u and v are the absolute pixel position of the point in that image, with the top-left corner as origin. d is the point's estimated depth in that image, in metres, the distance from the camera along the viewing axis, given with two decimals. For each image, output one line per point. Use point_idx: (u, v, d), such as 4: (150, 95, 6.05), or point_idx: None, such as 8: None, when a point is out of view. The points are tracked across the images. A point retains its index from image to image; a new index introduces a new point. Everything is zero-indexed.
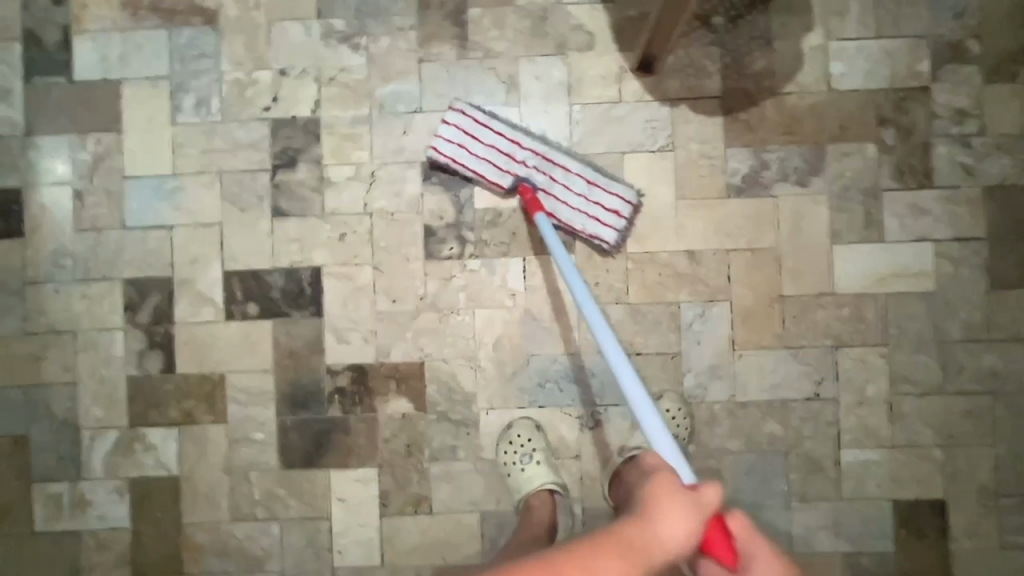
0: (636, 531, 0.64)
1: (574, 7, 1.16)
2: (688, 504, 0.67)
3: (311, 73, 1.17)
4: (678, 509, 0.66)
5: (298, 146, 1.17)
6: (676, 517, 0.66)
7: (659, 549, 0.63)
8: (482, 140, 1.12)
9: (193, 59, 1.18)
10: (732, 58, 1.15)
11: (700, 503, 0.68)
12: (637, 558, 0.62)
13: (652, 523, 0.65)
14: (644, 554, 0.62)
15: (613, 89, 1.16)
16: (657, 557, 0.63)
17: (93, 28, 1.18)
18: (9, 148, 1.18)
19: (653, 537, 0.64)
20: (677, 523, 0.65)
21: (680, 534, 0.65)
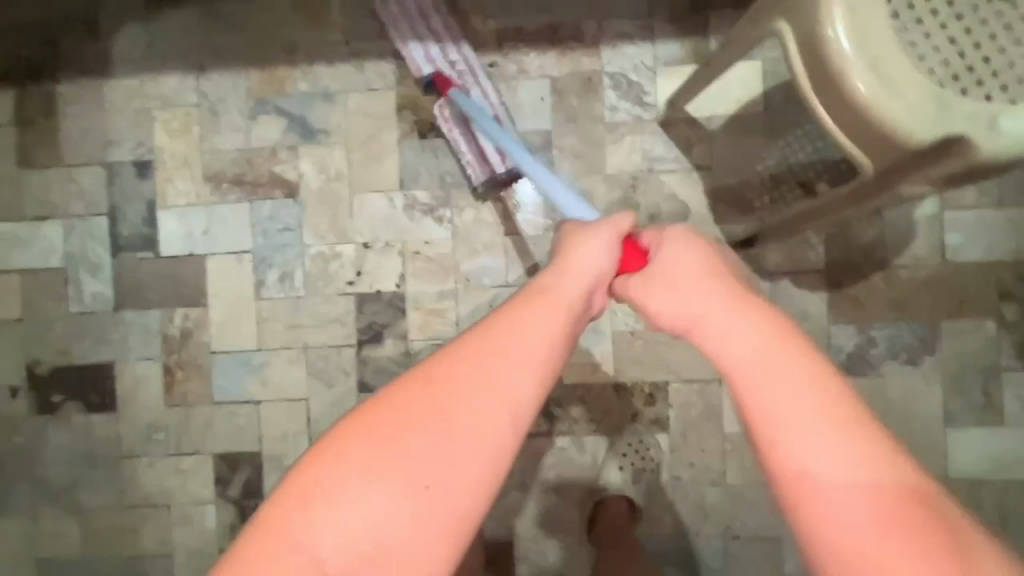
0: (540, 283, 0.52)
1: (667, 175, 1.10)
2: (598, 236, 0.57)
3: (396, 247, 1.15)
4: (588, 237, 0.57)
5: (383, 320, 1.15)
6: (592, 245, 0.55)
7: (572, 283, 0.53)
8: (431, 22, 1.12)
9: (276, 232, 1.16)
10: (839, 229, 1.08)
11: (611, 239, 0.57)
12: (548, 299, 0.50)
13: (563, 264, 0.55)
14: (545, 301, 0.50)
15: None
16: (569, 302, 0.50)
17: (179, 202, 1.18)
18: (100, 322, 1.20)
19: (563, 271, 0.54)
20: (594, 248, 0.55)
21: (592, 254, 0.55)
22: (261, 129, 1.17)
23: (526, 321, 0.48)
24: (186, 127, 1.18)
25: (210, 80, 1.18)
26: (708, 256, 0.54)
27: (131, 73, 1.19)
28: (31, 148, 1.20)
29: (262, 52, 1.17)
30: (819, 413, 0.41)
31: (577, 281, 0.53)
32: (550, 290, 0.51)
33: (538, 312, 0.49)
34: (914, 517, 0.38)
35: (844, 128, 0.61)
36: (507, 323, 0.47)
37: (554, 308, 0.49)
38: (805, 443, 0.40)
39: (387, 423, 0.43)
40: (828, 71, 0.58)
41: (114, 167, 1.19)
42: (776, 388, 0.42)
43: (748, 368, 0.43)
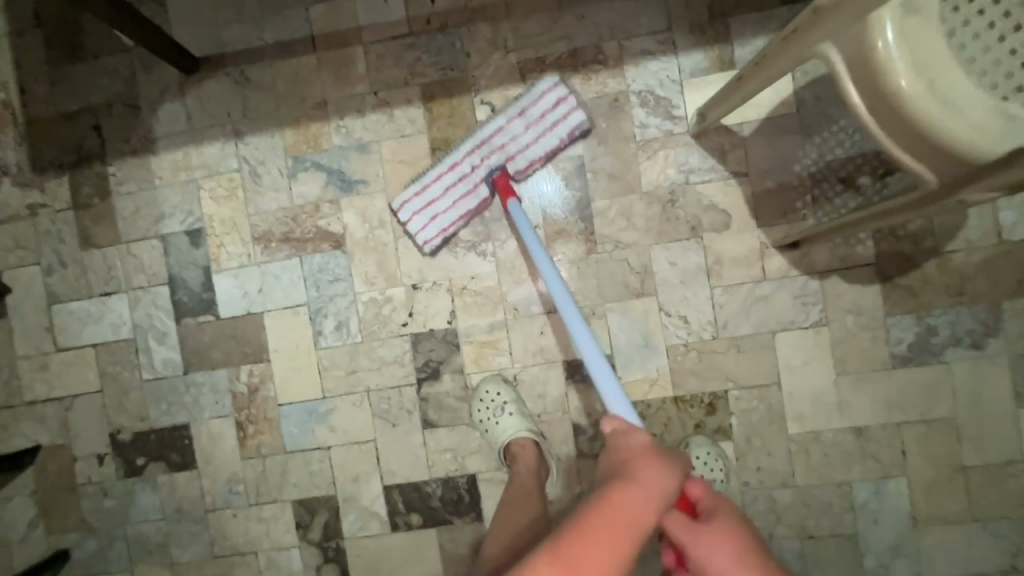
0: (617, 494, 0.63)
1: (704, 185, 1.11)
2: (656, 461, 0.68)
3: (444, 284, 1.18)
4: (650, 463, 0.67)
5: (439, 357, 1.19)
6: (653, 473, 0.66)
7: (638, 506, 0.62)
8: (442, 198, 1.13)
9: (328, 284, 1.21)
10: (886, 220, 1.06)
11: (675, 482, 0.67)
12: (624, 520, 0.60)
13: (628, 478, 0.65)
14: (627, 518, 0.61)
15: (756, 266, 1.10)
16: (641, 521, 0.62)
17: (232, 265, 1.23)
18: (173, 386, 1.26)
19: (632, 483, 0.64)
20: (656, 473, 0.66)
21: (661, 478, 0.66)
22: (302, 186, 1.21)
23: (614, 534, 0.59)
24: (231, 192, 1.23)
25: (248, 144, 1.22)
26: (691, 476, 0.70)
27: (175, 148, 1.24)
28: (91, 229, 1.27)
29: (295, 112, 1.21)
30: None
31: (641, 490, 0.64)
32: (627, 506, 0.62)
33: (623, 537, 0.59)
34: None
35: (904, 147, 0.62)
36: (595, 546, 0.58)
37: (631, 529, 0.60)
38: None
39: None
40: (888, 96, 0.59)
41: (168, 238, 1.25)
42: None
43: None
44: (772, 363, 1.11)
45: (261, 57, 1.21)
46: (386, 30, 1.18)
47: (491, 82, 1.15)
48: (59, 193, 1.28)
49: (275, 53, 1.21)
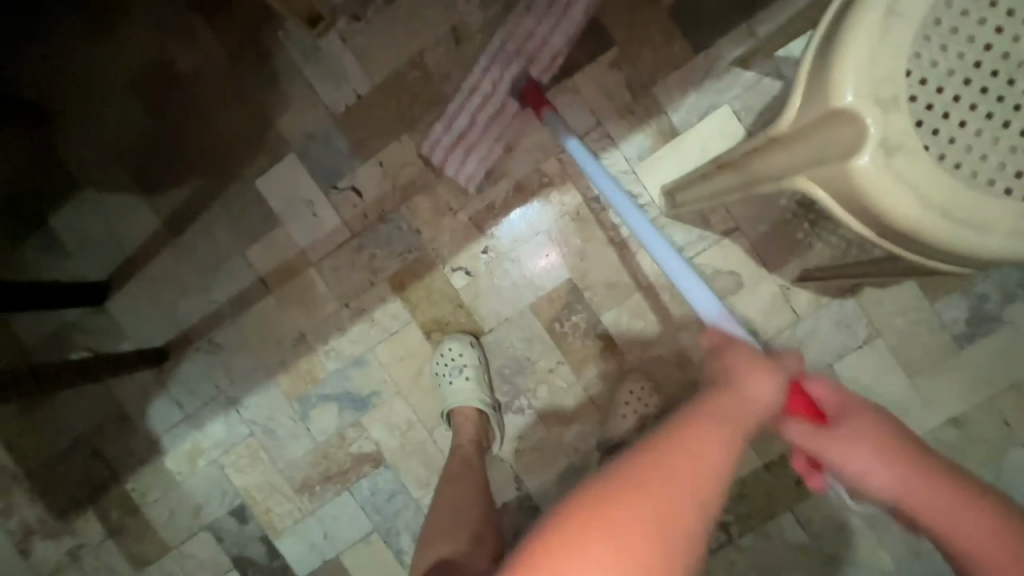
0: (710, 405, 0.51)
1: (700, 256, 1.07)
2: (764, 366, 0.55)
3: (497, 454, 1.14)
4: (762, 364, 0.55)
5: (525, 526, 1.14)
6: (761, 372, 0.54)
7: (738, 408, 0.51)
8: (460, 122, 1.07)
9: (386, 503, 1.16)
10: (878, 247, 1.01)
11: (865, 429, 0.53)
12: (729, 428, 0.49)
13: (726, 396, 0.52)
14: (737, 423, 0.50)
15: (787, 310, 1.06)
16: (751, 424, 0.51)
17: (288, 524, 1.19)
18: None
19: (739, 399, 0.52)
20: (768, 378, 0.54)
21: (751, 395, 0.52)
22: (319, 422, 1.16)
23: (707, 436, 0.48)
24: (253, 458, 1.18)
25: (249, 406, 1.17)
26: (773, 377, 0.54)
27: (180, 439, 1.19)
28: (136, 548, 1.22)
29: (278, 355, 1.16)
30: (916, 496, 0.50)
31: (756, 408, 0.52)
32: (725, 409, 0.51)
33: (716, 441, 0.48)
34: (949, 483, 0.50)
35: (904, 248, 0.56)
36: (681, 464, 0.46)
37: (733, 436, 0.49)
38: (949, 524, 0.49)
39: (622, 519, 0.43)
40: (878, 214, 0.53)
41: (215, 524, 1.20)
42: (915, 492, 0.50)
43: (888, 484, 0.51)
44: None
45: (222, 319, 1.16)
46: (330, 241, 1.13)
47: (452, 247, 1.11)
48: (90, 529, 1.23)
49: (233, 309, 1.16)
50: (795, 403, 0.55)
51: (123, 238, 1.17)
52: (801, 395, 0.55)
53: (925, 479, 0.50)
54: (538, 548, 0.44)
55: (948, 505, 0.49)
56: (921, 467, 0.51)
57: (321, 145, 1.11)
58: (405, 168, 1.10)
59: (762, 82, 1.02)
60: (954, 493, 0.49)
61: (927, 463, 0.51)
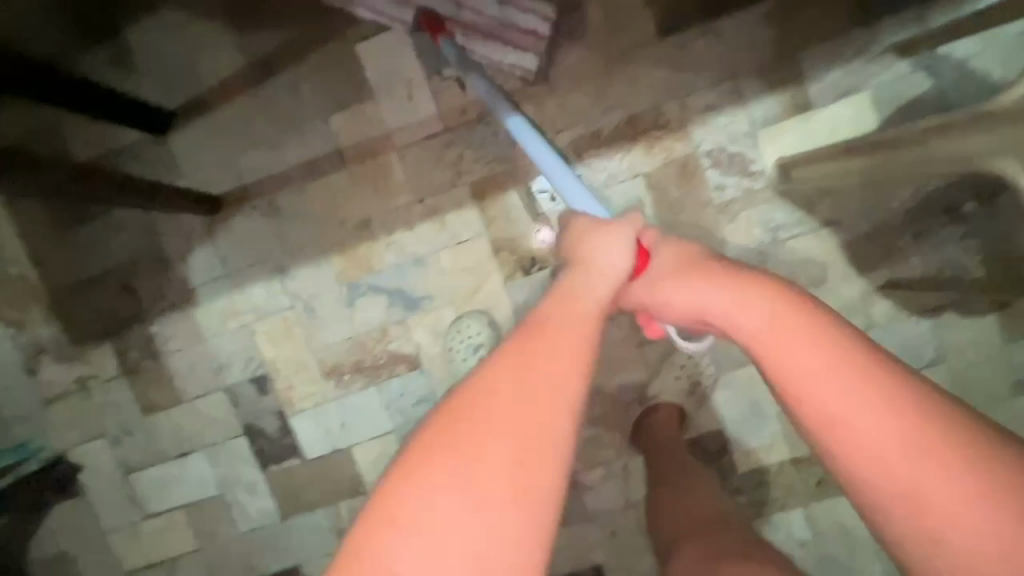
0: (568, 280, 0.52)
1: (794, 240, 1.03)
2: (618, 231, 0.56)
3: None
4: (602, 231, 0.56)
5: None
6: (607, 243, 0.55)
7: (598, 280, 0.52)
8: None
9: (412, 407, 1.15)
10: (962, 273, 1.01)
11: (711, 279, 0.52)
12: (570, 312, 0.48)
13: (594, 263, 0.53)
14: (574, 300, 0.49)
15: (863, 316, 1.04)
16: (596, 303, 0.50)
17: (307, 406, 1.17)
18: (274, 533, 1.22)
19: (589, 267, 0.53)
20: (615, 249, 0.54)
21: (602, 260, 0.53)
22: (363, 312, 1.12)
23: (552, 344, 0.45)
24: (288, 332, 1.15)
25: (296, 278, 1.13)
26: (616, 233, 0.55)
27: (217, 295, 1.15)
28: (148, 393, 1.20)
29: (338, 235, 1.11)
30: (835, 367, 0.44)
31: (606, 274, 0.52)
32: (574, 292, 0.50)
33: (545, 343, 0.45)
34: (874, 370, 0.43)
35: None
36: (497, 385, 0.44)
37: (574, 324, 0.47)
38: (865, 414, 0.42)
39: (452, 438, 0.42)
40: None
41: (233, 388, 1.18)
42: (853, 410, 0.42)
43: (774, 337, 0.46)
44: None
45: (287, 182, 1.10)
46: (419, 129, 1.07)
47: None
48: (104, 363, 1.20)
49: (302, 174, 1.10)
50: (637, 262, 0.56)
51: (199, 71, 1.08)
52: (642, 256, 0.57)
53: (860, 379, 0.43)
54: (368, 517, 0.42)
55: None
56: (905, 394, 0.42)
57: None
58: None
59: (913, 75, 0.97)
60: (916, 399, 0.42)
61: (836, 339, 0.45)
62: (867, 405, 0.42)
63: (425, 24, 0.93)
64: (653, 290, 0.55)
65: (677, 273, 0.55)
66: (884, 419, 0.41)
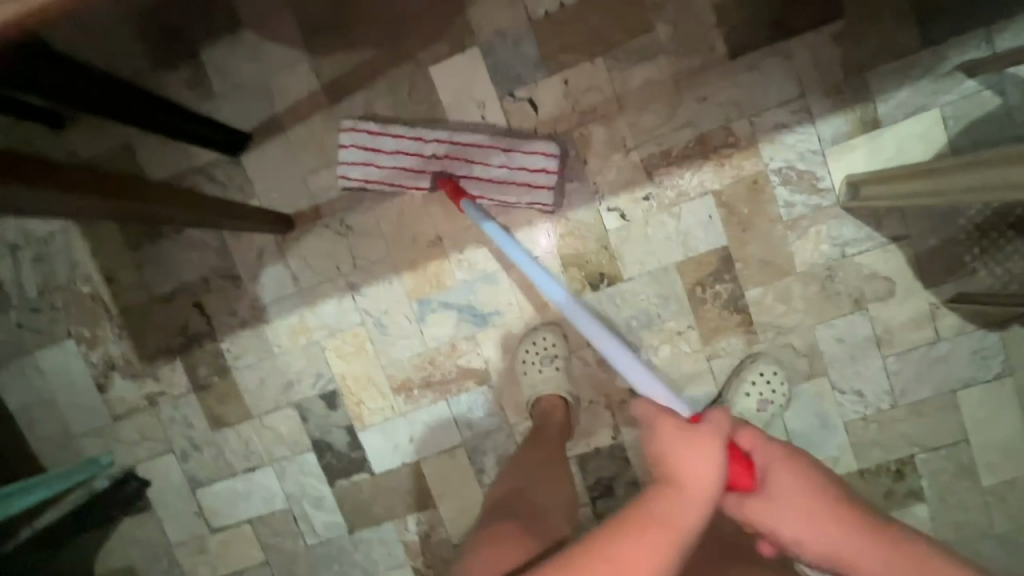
0: (659, 499, 0.55)
1: (862, 255, 1.05)
2: (709, 445, 0.54)
3: (601, 401, 1.14)
4: (693, 449, 0.54)
5: (610, 474, 1.16)
6: (705, 459, 0.54)
7: (695, 501, 0.54)
8: None
9: (480, 421, 1.17)
10: None
11: (778, 450, 0.60)
12: (666, 531, 0.53)
13: (683, 484, 0.54)
14: (669, 527, 0.53)
15: (929, 329, 1.06)
16: (684, 526, 0.53)
17: (377, 420, 1.18)
18: (341, 547, 1.24)
19: (681, 493, 0.54)
20: (711, 465, 0.54)
21: (697, 486, 0.54)
22: (433, 328, 1.14)
23: (640, 547, 0.53)
24: (358, 348, 1.16)
25: (367, 295, 1.15)
26: (715, 451, 0.54)
27: (287, 312, 1.17)
28: (217, 409, 1.22)
29: (409, 253, 1.13)
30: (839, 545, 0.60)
31: (709, 483, 0.54)
32: (665, 517, 0.54)
33: (646, 548, 0.53)
34: (870, 525, 0.60)
35: None
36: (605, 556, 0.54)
37: (668, 533, 0.53)
38: (863, 551, 0.59)
39: None
40: None
41: (302, 404, 1.20)
42: (862, 556, 0.59)
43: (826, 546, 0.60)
44: (958, 421, 1.08)
45: (359, 202, 1.13)
46: None
47: (615, 185, 1.08)
48: (174, 379, 1.21)
49: (375, 194, 1.12)
50: (737, 465, 0.57)
51: (274, 93, 1.11)
52: (736, 455, 0.58)
53: (869, 538, 0.59)
54: None
55: None
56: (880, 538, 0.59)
57: (508, 47, 1.06)
58: (425, 126, 1.09)
59: (982, 93, 0.99)
60: (908, 550, 0.59)
61: (851, 511, 0.60)
62: (871, 554, 0.59)
63: (443, 187, 1.05)
64: (742, 502, 0.60)
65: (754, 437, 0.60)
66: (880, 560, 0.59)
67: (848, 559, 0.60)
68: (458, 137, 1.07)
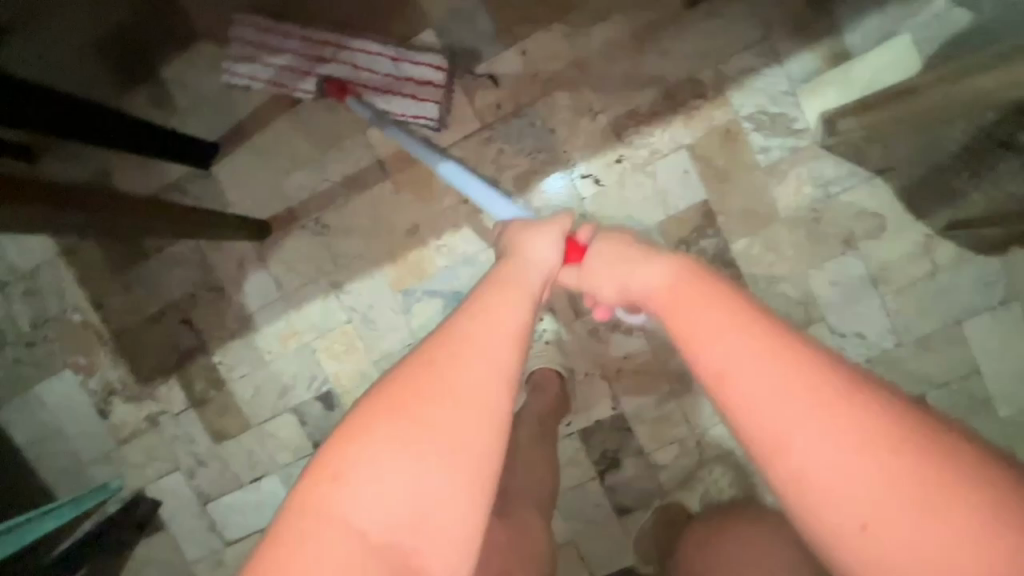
0: (502, 276, 0.59)
1: (847, 193, 1.02)
2: (549, 231, 0.66)
3: (597, 372, 1.13)
4: (534, 232, 0.66)
5: (614, 445, 1.14)
6: (538, 241, 0.65)
7: (535, 271, 0.61)
8: None
9: None
10: None
11: (674, 279, 0.56)
12: (513, 301, 0.55)
13: (524, 265, 0.61)
14: (512, 293, 0.56)
15: (926, 261, 1.03)
16: (530, 297, 0.57)
17: None
18: None
19: (524, 264, 0.62)
20: (545, 247, 0.65)
21: (541, 262, 0.63)
22: (420, 317, 1.13)
23: (502, 320, 0.53)
24: (347, 346, 1.16)
25: (350, 291, 1.14)
26: (553, 234, 0.66)
27: (274, 317, 1.17)
28: (217, 422, 1.22)
29: (387, 244, 1.12)
30: (800, 390, 0.45)
31: (542, 265, 0.63)
32: (517, 292, 0.57)
33: (499, 319, 0.53)
34: (826, 379, 0.45)
35: None
36: (474, 335, 0.52)
37: (518, 304, 0.55)
38: (826, 433, 0.43)
39: (418, 397, 0.48)
40: None
41: (300, 408, 1.19)
42: (823, 430, 0.43)
43: (795, 408, 0.45)
44: (967, 353, 1.04)
45: (332, 199, 1.12)
46: (456, 129, 1.08)
47: (586, 152, 1.06)
48: (172, 397, 1.22)
49: (346, 189, 1.11)
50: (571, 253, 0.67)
51: (236, 100, 1.11)
52: (572, 247, 0.67)
53: (825, 391, 0.44)
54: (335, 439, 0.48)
55: (946, 538, 0.39)
56: (854, 412, 0.43)
57: (462, 25, 1.05)
58: (314, 28, 1.05)
59: (953, 11, 0.95)
60: (898, 432, 0.42)
61: (805, 361, 0.46)
62: (826, 415, 0.44)
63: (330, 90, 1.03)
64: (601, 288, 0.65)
65: (609, 259, 0.64)
66: (839, 437, 0.43)
67: (796, 435, 0.44)
68: (350, 43, 1.04)
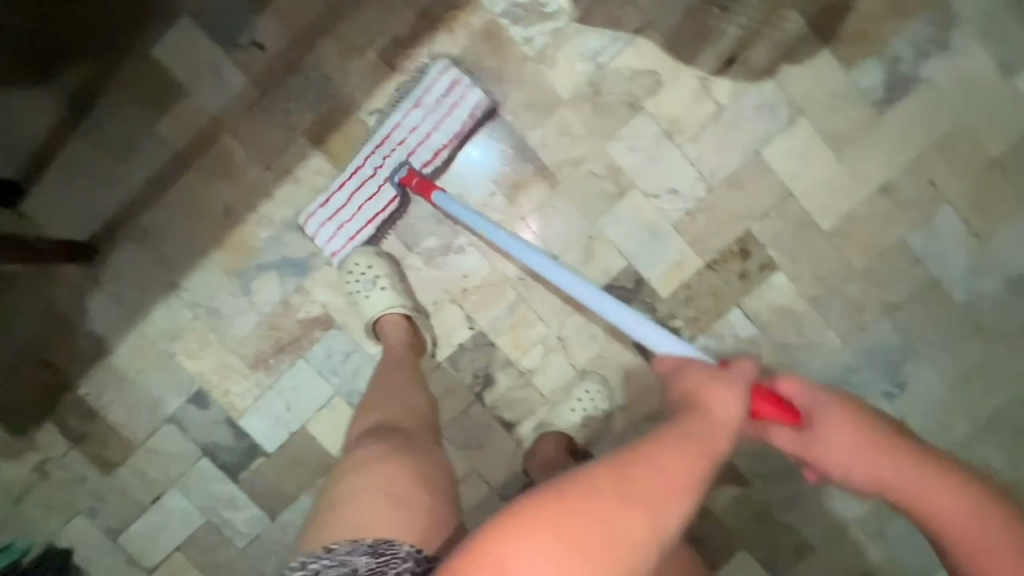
0: (689, 420, 0.53)
1: (616, 60, 1.05)
2: (733, 384, 0.57)
3: (445, 298, 1.14)
4: (722, 389, 0.56)
5: (483, 364, 1.15)
6: (728, 395, 0.56)
7: (724, 429, 0.54)
8: None
9: (344, 363, 1.16)
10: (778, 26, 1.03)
11: (842, 415, 0.58)
12: (699, 451, 0.51)
13: (705, 407, 0.55)
14: (707, 444, 0.52)
15: (709, 103, 1.06)
16: (727, 431, 0.54)
17: (250, 403, 1.18)
18: (270, 538, 1.22)
19: (706, 416, 0.54)
20: (731, 397, 0.56)
21: (726, 408, 0.55)
22: (262, 293, 1.14)
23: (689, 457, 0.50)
24: (203, 341, 1.16)
25: (190, 287, 1.15)
26: (740, 392, 0.56)
27: (126, 334, 1.17)
28: (103, 453, 1.21)
29: (210, 231, 1.13)
30: (898, 474, 0.56)
31: (725, 402, 0.56)
32: (716, 431, 0.53)
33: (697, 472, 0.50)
34: (950, 479, 0.55)
35: None
36: (656, 465, 0.49)
37: (703, 458, 0.51)
38: (949, 494, 0.55)
39: (569, 508, 0.46)
40: None
41: (177, 415, 1.19)
42: (919, 485, 0.55)
43: (899, 487, 0.56)
44: (775, 180, 1.07)
45: (146, 203, 1.13)
46: (240, 103, 1.10)
47: (367, 89, 1.08)
48: (52, 441, 1.21)
49: (155, 189, 1.12)
50: (764, 403, 0.60)
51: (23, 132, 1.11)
52: (767, 397, 0.60)
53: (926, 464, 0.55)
54: (485, 538, 0.47)
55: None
56: (968, 501, 0.54)
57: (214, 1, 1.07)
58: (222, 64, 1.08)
59: None
60: (993, 515, 0.54)
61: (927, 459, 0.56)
62: (953, 501, 0.54)
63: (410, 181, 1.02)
64: (774, 432, 0.61)
65: (800, 398, 0.61)
66: (959, 507, 0.54)
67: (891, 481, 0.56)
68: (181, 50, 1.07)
